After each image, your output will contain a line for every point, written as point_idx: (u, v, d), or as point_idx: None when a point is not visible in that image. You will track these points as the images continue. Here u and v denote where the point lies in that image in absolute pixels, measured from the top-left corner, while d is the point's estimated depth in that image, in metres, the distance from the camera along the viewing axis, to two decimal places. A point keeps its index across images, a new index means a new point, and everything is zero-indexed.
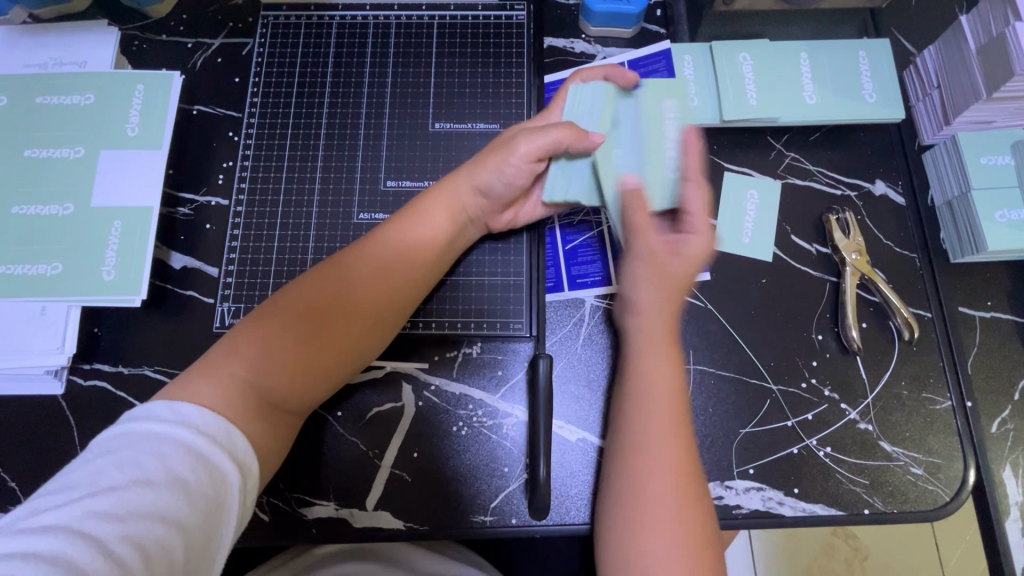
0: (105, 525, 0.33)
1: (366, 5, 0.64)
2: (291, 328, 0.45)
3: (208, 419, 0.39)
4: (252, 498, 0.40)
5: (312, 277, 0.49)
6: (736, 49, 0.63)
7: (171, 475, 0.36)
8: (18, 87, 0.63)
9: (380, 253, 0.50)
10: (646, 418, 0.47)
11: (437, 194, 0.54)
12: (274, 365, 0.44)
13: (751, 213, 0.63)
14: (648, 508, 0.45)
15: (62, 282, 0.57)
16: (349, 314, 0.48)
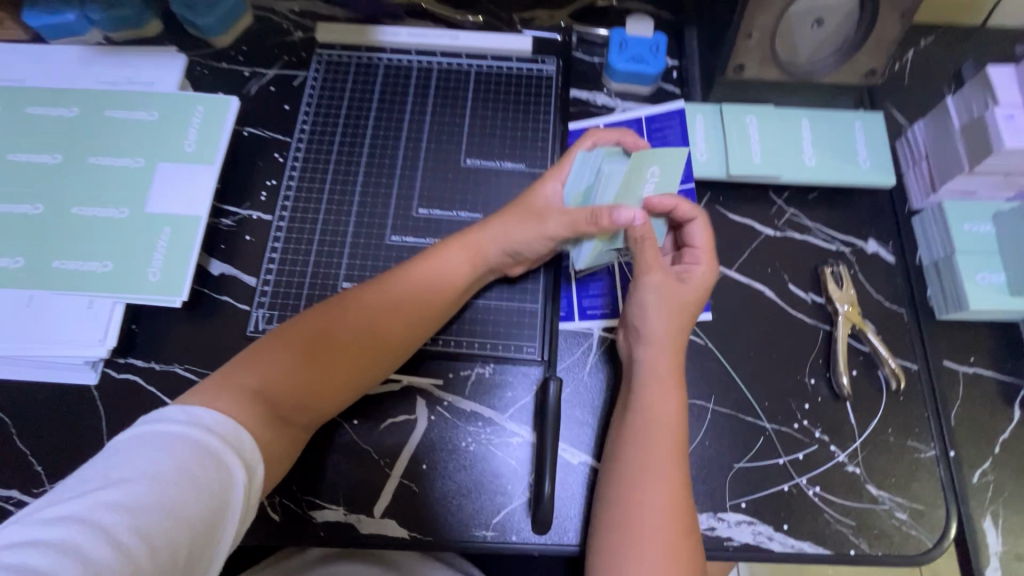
0: (115, 514, 0.36)
1: (411, 50, 0.71)
2: (313, 355, 0.51)
3: (221, 424, 0.43)
4: (252, 502, 0.42)
5: (332, 307, 0.54)
6: (745, 111, 0.69)
7: (180, 471, 0.38)
8: (92, 102, 0.69)
9: (399, 291, 0.55)
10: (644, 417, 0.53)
11: (459, 241, 0.59)
12: (289, 384, 0.49)
13: (807, 138, 0.69)
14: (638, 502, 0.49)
15: (110, 278, 0.62)
16: (369, 347, 0.53)
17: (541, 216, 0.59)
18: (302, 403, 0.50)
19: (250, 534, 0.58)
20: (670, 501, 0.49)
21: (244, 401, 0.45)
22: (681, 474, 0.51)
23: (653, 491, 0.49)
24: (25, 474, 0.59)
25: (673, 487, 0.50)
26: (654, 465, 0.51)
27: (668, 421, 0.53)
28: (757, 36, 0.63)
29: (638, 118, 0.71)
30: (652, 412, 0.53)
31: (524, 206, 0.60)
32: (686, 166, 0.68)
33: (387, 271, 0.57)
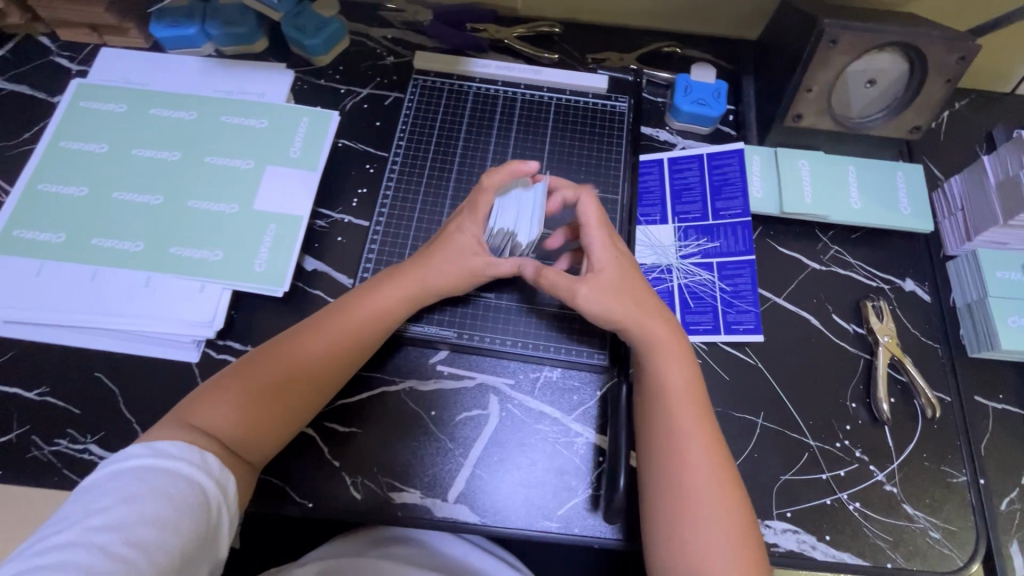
0: (111, 534, 0.44)
1: (499, 80, 0.80)
2: (245, 394, 0.57)
3: (170, 449, 0.50)
4: (225, 508, 0.51)
5: (272, 349, 0.60)
6: (797, 156, 0.76)
7: (162, 493, 0.47)
8: (209, 107, 0.77)
9: (322, 327, 0.62)
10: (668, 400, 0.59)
11: (394, 282, 0.65)
12: (241, 421, 0.56)
13: (852, 183, 0.76)
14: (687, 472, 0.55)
15: (220, 266, 0.68)
16: (304, 381, 0.59)
17: (466, 265, 0.65)
18: (257, 436, 0.57)
19: (334, 509, 0.63)
20: (713, 465, 0.56)
21: (187, 434, 0.53)
22: (715, 442, 0.57)
23: (697, 461, 0.56)
24: (129, 441, 0.64)
25: (710, 445, 0.57)
26: (687, 429, 0.57)
27: (682, 395, 0.59)
28: (816, 90, 0.70)
29: (700, 155, 0.78)
30: (670, 397, 0.59)
31: (444, 245, 0.65)
32: (743, 202, 0.75)
33: (332, 308, 0.63)
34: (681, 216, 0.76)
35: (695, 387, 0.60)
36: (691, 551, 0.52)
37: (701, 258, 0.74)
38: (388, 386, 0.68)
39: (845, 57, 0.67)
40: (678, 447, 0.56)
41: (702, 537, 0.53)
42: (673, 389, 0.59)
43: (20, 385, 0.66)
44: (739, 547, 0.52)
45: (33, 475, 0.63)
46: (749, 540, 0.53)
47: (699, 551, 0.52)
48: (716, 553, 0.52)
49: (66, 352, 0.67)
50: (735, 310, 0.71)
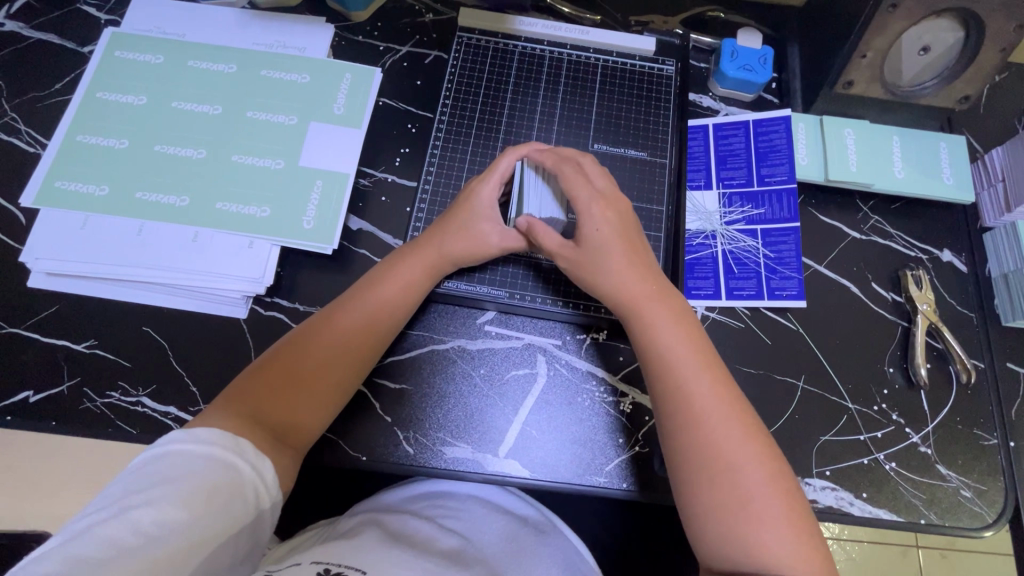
0: (145, 512, 0.43)
1: (544, 40, 0.79)
2: (276, 376, 0.57)
3: (207, 432, 0.49)
4: (260, 495, 0.50)
5: (299, 335, 0.60)
6: (843, 124, 0.76)
7: (194, 475, 0.46)
8: (248, 60, 0.75)
9: (351, 305, 0.61)
10: (693, 373, 0.56)
11: (415, 255, 0.64)
12: (270, 402, 0.55)
13: (897, 152, 0.76)
14: (718, 438, 0.54)
15: (268, 222, 0.68)
16: (331, 356, 0.59)
17: (483, 235, 0.65)
18: (290, 416, 0.56)
19: (387, 464, 0.64)
20: (740, 423, 0.54)
21: (228, 420, 0.52)
22: (739, 406, 0.56)
23: (726, 426, 0.54)
24: (181, 394, 0.65)
25: (734, 404, 0.56)
26: (702, 400, 0.55)
27: (697, 362, 0.57)
28: (870, 56, 0.70)
29: (746, 121, 0.78)
30: (690, 369, 0.56)
31: (464, 221, 0.65)
32: (789, 168, 0.75)
33: (356, 285, 0.63)
34: (726, 182, 0.76)
35: (708, 352, 0.59)
36: (729, 496, 0.52)
37: (746, 225, 0.74)
38: (437, 344, 0.69)
39: (903, 22, 0.66)
40: (694, 422, 0.54)
41: (745, 509, 0.51)
42: (680, 346, 0.58)
43: (68, 338, 0.66)
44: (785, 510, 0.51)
45: (87, 426, 0.63)
46: (793, 498, 0.52)
47: (745, 515, 0.51)
48: (765, 522, 0.50)
49: (114, 306, 0.67)
50: (779, 276, 0.72)
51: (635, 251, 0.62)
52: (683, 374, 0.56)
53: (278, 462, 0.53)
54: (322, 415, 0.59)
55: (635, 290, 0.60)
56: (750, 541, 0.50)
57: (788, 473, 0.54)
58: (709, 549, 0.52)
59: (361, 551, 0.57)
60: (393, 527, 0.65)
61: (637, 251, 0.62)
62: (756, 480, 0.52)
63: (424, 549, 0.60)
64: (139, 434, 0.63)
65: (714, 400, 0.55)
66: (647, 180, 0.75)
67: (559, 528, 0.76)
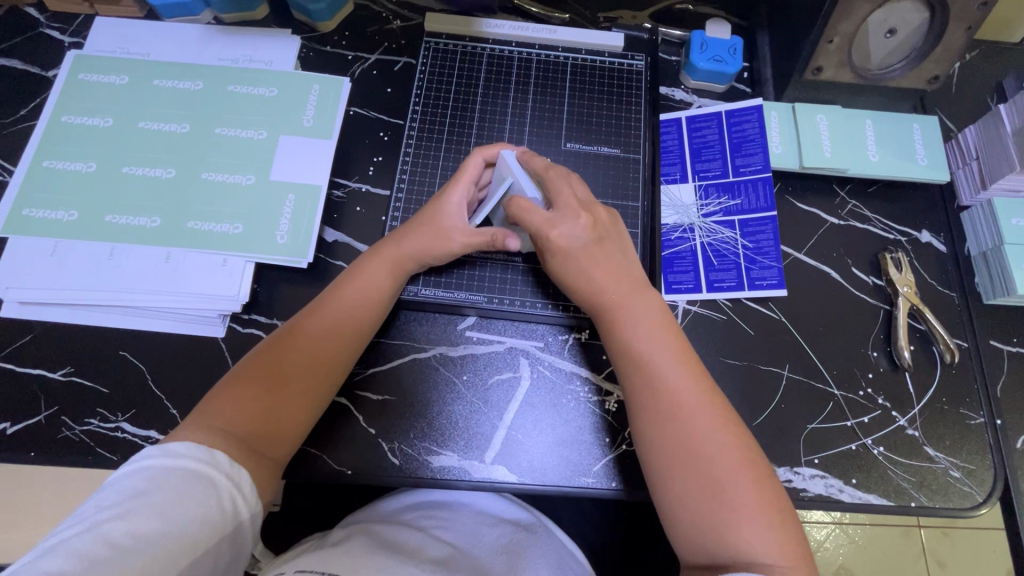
0: (117, 524, 0.43)
1: (512, 42, 0.79)
2: (253, 391, 0.55)
3: (179, 446, 0.49)
4: (237, 504, 0.49)
5: (271, 348, 0.58)
6: (815, 110, 0.76)
7: (169, 486, 0.46)
8: (215, 77, 0.75)
9: (324, 316, 0.60)
10: (666, 364, 0.56)
11: (378, 256, 0.64)
12: (247, 419, 0.54)
13: (870, 137, 0.76)
14: (692, 429, 0.54)
15: (241, 239, 0.68)
16: (307, 368, 0.58)
17: (447, 237, 0.65)
18: (267, 430, 0.55)
19: (373, 476, 0.64)
20: (714, 412, 0.55)
21: (205, 436, 0.51)
22: (712, 395, 0.56)
23: (699, 416, 0.54)
24: (161, 417, 0.64)
25: (706, 394, 0.56)
26: (678, 392, 0.55)
27: (670, 355, 0.57)
28: (837, 41, 0.70)
29: (719, 112, 0.78)
30: (663, 362, 0.57)
31: (430, 228, 0.65)
32: (763, 157, 0.75)
33: (325, 294, 0.62)
34: (702, 174, 0.75)
35: (680, 342, 0.59)
36: (704, 485, 0.52)
37: (723, 216, 0.74)
38: (418, 352, 0.68)
39: (867, 6, 0.66)
40: (671, 414, 0.54)
41: (719, 499, 0.51)
42: (652, 339, 0.58)
43: (44, 367, 0.65)
44: (760, 498, 0.51)
45: (66, 455, 0.62)
46: (767, 487, 0.52)
47: (721, 504, 0.51)
48: (741, 513, 0.50)
49: (88, 333, 0.66)
50: (759, 266, 0.72)
51: (609, 255, 0.62)
52: (655, 366, 0.57)
53: (255, 474, 0.52)
54: (297, 427, 0.57)
55: (610, 291, 0.60)
56: (724, 530, 0.50)
57: (763, 461, 0.54)
58: (687, 538, 0.52)
59: (350, 560, 0.56)
60: (384, 536, 0.65)
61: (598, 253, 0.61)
62: (731, 468, 0.52)
63: (413, 557, 0.60)
64: (119, 460, 0.62)
65: (692, 392, 0.55)
66: (622, 176, 0.75)
67: (550, 530, 0.76)
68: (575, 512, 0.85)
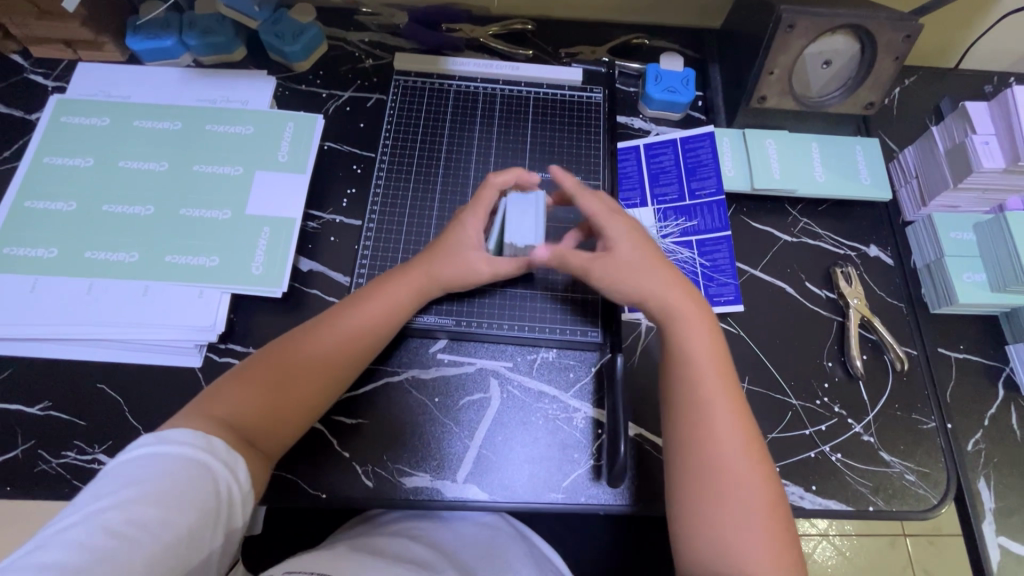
0: (114, 514, 0.44)
1: (478, 78, 0.84)
2: (260, 386, 0.57)
3: (180, 433, 0.50)
4: (235, 491, 0.50)
5: (288, 347, 0.60)
6: (764, 136, 0.81)
7: (164, 475, 0.47)
8: (193, 117, 0.78)
9: (343, 325, 0.62)
10: (714, 388, 0.59)
11: (406, 273, 0.66)
12: (253, 415, 0.56)
13: (817, 158, 0.80)
14: (718, 451, 0.56)
15: (218, 271, 0.70)
16: (320, 373, 0.60)
17: (472, 264, 0.66)
18: (267, 428, 0.56)
19: (348, 499, 0.65)
20: (744, 437, 0.57)
21: (206, 423, 0.52)
22: (748, 423, 0.59)
23: (728, 441, 0.57)
24: None
25: (740, 420, 0.58)
26: (716, 415, 0.58)
27: (716, 378, 0.60)
28: (777, 73, 0.75)
29: (674, 139, 0.82)
30: (706, 386, 0.59)
31: (453, 247, 0.67)
32: (716, 180, 0.79)
33: (351, 299, 0.64)
34: (660, 198, 0.79)
35: (724, 367, 0.61)
36: (718, 502, 0.55)
37: (681, 236, 0.77)
38: (391, 376, 0.70)
39: (802, 40, 0.71)
40: (704, 436, 0.57)
41: (736, 512, 0.54)
42: (695, 360, 0.61)
43: (21, 402, 0.66)
44: (761, 501, 0.55)
45: (43, 488, 0.63)
46: (778, 512, 0.55)
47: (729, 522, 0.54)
48: (748, 531, 0.53)
49: (67, 367, 0.68)
50: (716, 283, 0.75)
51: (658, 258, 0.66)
52: (699, 389, 0.59)
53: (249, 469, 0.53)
54: (300, 427, 0.59)
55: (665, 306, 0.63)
56: (732, 542, 0.53)
57: (776, 486, 0.57)
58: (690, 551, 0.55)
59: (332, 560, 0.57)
60: (363, 542, 0.66)
61: (659, 259, 0.66)
62: (747, 491, 0.55)
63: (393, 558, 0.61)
64: None
65: (722, 407, 0.58)
66: None
67: (528, 537, 0.77)
68: (552, 529, 0.86)
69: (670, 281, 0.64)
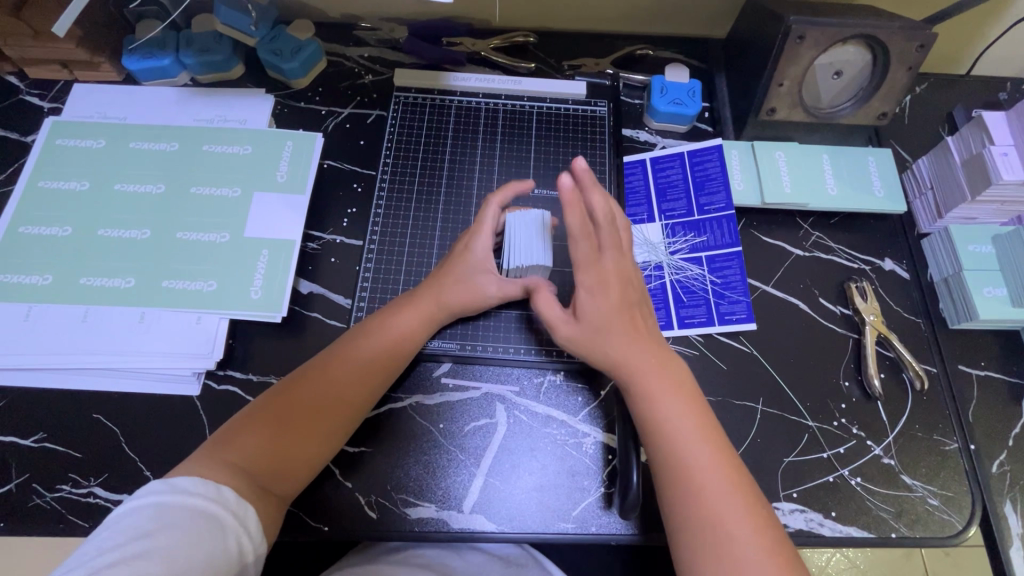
0: (118, 568, 0.41)
1: (479, 93, 0.82)
2: (273, 426, 0.55)
3: (188, 481, 0.48)
4: (244, 541, 0.48)
5: (299, 383, 0.58)
6: (774, 148, 0.79)
7: (174, 527, 0.45)
8: (191, 137, 0.77)
9: (353, 358, 0.60)
10: (694, 434, 0.55)
11: (415, 302, 0.65)
12: (264, 458, 0.54)
13: (828, 170, 0.78)
14: (710, 505, 0.52)
15: (216, 297, 0.68)
16: (333, 408, 0.58)
17: (481, 287, 0.66)
18: (279, 470, 0.54)
19: (352, 531, 0.63)
20: (733, 483, 0.53)
21: (219, 468, 0.50)
22: (734, 466, 0.54)
23: (716, 491, 0.52)
24: (133, 480, 0.63)
25: (727, 465, 0.54)
26: (700, 463, 0.53)
27: (694, 423, 0.56)
28: (787, 84, 0.73)
29: (681, 152, 0.80)
30: (683, 434, 0.55)
31: (461, 271, 0.66)
32: (725, 195, 0.77)
33: (360, 331, 0.63)
34: (668, 214, 0.77)
35: (697, 406, 0.58)
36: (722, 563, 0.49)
37: (690, 253, 0.75)
38: (395, 402, 0.68)
39: (812, 51, 0.69)
40: (692, 488, 0.53)
41: (744, 569, 0.49)
42: (669, 406, 0.57)
43: (16, 434, 0.64)
44: (772, 558, 0.49)
45: (37, 524, 0.61)
46: (795, 569, 0.49)
47: None
48: None
49: (62, 396, 0.66)
50: (728, 301, 0.73)
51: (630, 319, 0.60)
52: (678, 435, 0.55)
53: (262, 514, 0.51)
54: (313, 466, 0.57)
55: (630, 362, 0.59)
56: None
57: (783, 536, 0.51)
58: None
59: None
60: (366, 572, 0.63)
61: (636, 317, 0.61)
62: (753, 547, 0.49)
63: None
64: (91, 527, 0.61)
65: (704, 453, 0.54)
66: None
67: (541, 561, 0.73)
68: (561, 553, 0.84)
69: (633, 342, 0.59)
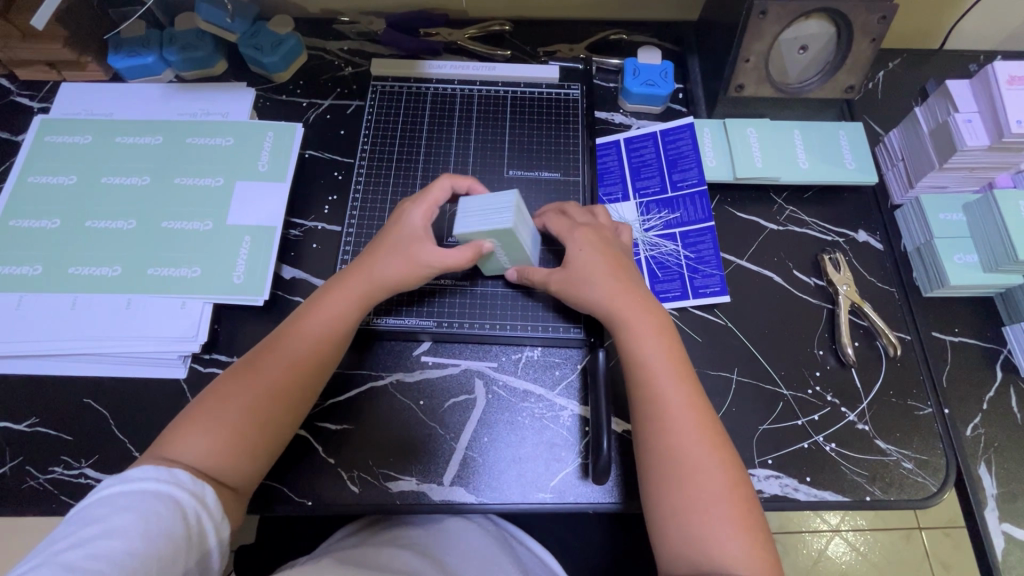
0: (77, 552, 0.44)
1: (454, 80, 0.84)
2: (212, 420, 0.56)
3: (144, 470, 0.50)
4: (205, 518, 0.51)
5: (238, 377, 0.59)
6: (745, 124, 0.80)
7: (129, 511, 0.47)
8: (174, 131, 0.79)
9: (290, 346, 0.61)
10: (671, 381, 0.60)
11: (345, 287, 0.64)
12: (213, 450, 0.54)
13: (799, 144, 0.79)
14: (680, 446, 0.57)
15: (200, 282, 0.70)
16: (272, 393, 0.58)
17: (415, 257, 0.65)
18: (230, 458, 0.55)
19: (336, 506, 0.65)
20: (701, 427, 0.58)
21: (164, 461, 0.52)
22: (706, 415, 0.59)
23: (686, 434, 0.57)
24: (123, 460, 0.65)
25: (696, 412, 0.58)
26: (676, 412, 0.58)
27: (671, 372, 0.60)
28: (753, 60, 0.74)
29: (654, 132, 0.82)
30: (662, 382, 0.60)
31: (393, 247, 0.66)
32: (698, 171, 0.78)
33: (294, 321, 0.63)
34: (642, 192, 0.79)
35: (675, 358, 0.62)
36: (688, 498, 0.55)
37: (664, 229, 0.77)
38: (377, 380, 0.70)
39: (775, 26, 0.71)
40: (665, 431, 0.58)
41: (703, 503, 0.54)
42: (648, 354, 0.61)
43: (10, 420, 0.67)
44: (728, 494, 0.55)
45: (31, 504, 0.63)
46: (748, 504, 0.55)
47: (698, 517, 0.54)
48: (718, 524, 0.53)
49: (54, 382, 0.68)
50: (701, 275, 0.74)
51: (617, 271, 0.65)
52: (660, 382, 0.60)
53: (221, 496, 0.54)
54: (263, 454, 0.58)
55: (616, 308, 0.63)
56: (705, 541, 0.53)
57: (740, 474, 0.57)
58: (664, 548, 0.54)
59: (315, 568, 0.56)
60: (348, 553, 0.65)
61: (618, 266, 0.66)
62: (713, 483, 0.55)
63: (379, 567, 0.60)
64: None
65: (678, 397, 0.59)
66: (564, 199, 0.78)
67: (520, 541, 0.76)
68: (549, 531, 0.85)
69: (619, 287, 0.64)
